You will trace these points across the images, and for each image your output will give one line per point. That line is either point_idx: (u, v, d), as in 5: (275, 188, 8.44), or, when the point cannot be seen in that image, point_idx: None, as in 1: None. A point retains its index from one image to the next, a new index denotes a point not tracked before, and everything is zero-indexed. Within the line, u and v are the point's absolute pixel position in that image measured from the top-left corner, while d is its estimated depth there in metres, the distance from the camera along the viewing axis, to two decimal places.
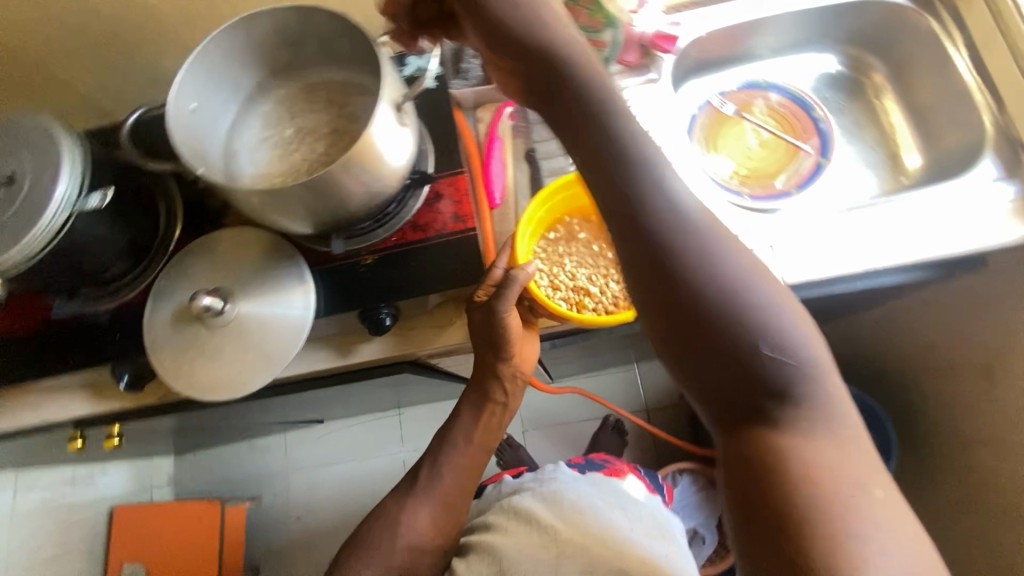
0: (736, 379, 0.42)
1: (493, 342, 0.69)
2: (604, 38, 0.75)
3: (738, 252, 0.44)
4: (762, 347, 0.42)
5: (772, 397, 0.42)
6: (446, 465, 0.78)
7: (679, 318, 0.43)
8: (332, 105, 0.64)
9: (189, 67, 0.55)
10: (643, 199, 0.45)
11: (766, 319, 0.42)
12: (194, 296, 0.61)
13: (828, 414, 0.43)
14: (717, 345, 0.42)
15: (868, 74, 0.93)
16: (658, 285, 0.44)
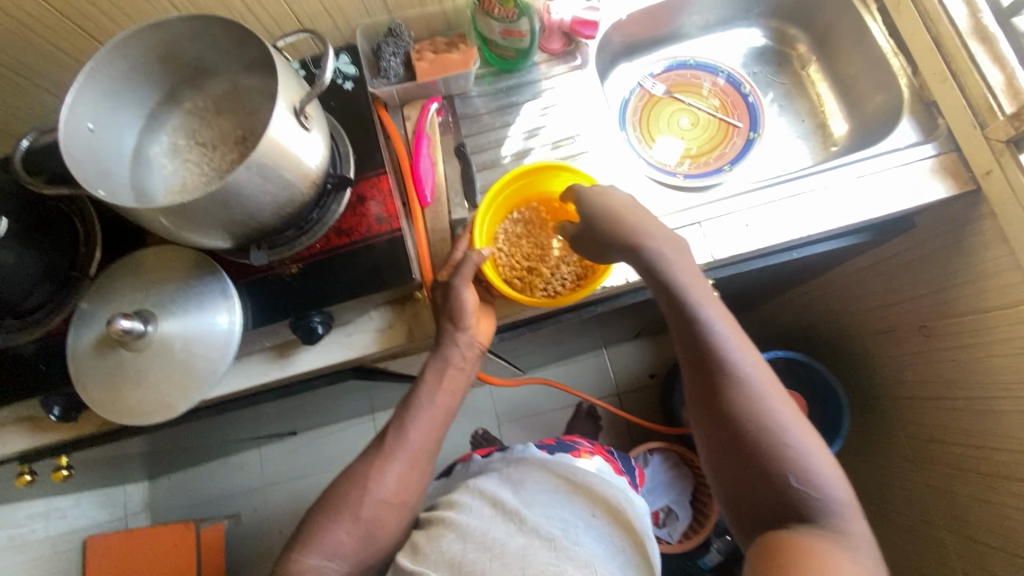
0: (773, 473, 0.55)
1: (458, 309, 0.67)
2: (521, 28, 0.75)
3: (783, 405, 0.58)
4: (789, 444, 0.56)
5: (795, 507, 0.54)
6: (412, 427, 0.69)
7: (721, 427, 0.58)
8: (241, 113, 0.63)
9: (81, 85, 0.54)
10: (714, 337, 0.60)
11: (795, 444, 0.56)
12: (111, 319, 0.58)
13: (838, 518, 0.53)
14: (758, 445, 0.56)
15: (793, 46, 0.95)
16: (722, 413, 0.58)
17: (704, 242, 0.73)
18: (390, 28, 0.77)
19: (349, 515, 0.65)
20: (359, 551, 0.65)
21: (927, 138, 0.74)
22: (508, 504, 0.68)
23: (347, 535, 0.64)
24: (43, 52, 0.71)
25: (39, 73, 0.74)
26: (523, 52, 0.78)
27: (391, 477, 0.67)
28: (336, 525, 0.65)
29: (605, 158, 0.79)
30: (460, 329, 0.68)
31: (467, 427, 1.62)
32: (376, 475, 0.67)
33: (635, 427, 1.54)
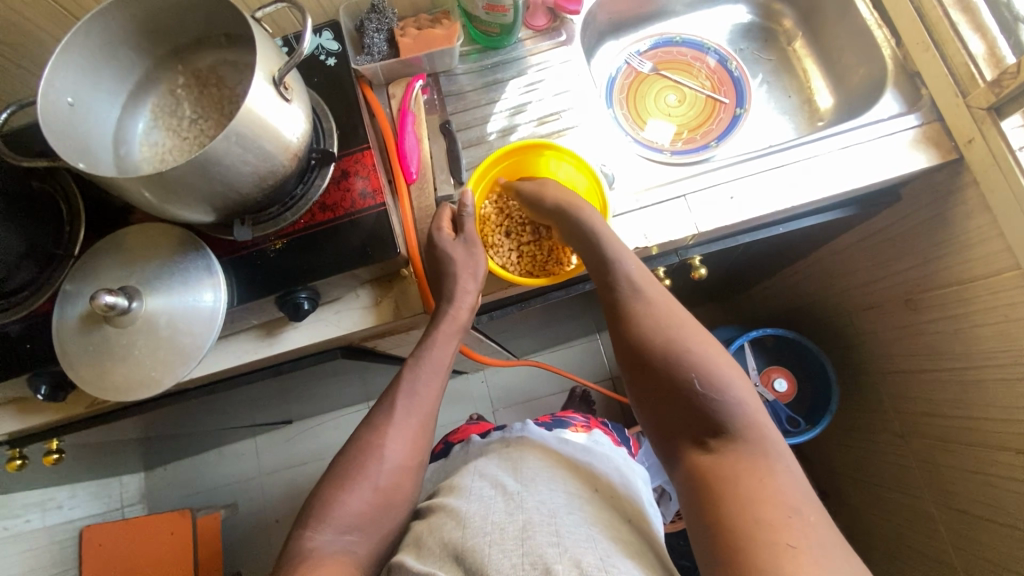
0: (686, 394, 0.55)
1: (472, 267, 0.68)
2: (504, 2, 0.74)
3: (687, 325, 0.59)
4: (696, 365, 0.56)
5: (705, 421, 0.54)
6: (421, 387, 0.68)
7: (636, 361, 0.59)
8: (222, 89, 0.62)
9: (62, 58, 0.53)
10: (617, 271, 0.62)
11: (701, 362, 0.56)
12: (94, 295, 0.57)
13: (749, 427, 0.53)
14: (669, 370, 0.56)
15: (779, 22, 0.95)
16: (629, 342, 0.60)
17: (689, 215, 0.73)
18: (373, 5, 0.77)
19: (368, 484, 0.63)
20: (375, 523, 0.63)
21: (911, 108, 0.74)
22: (508, 488, 0.68)
23: (363, 505, 0.62)
24: (24, 31, 0.71)
25: (21, 52, 0.73)
26: (508, 26, 0.78)
27: (402, 443, 0.65)
28: (350, 496, 0.62)
29: (592, 133, 0.79)
30: (472, 289, 0.68)
31: (461, 413, 1.63)
32: (387, 441, 0.64)
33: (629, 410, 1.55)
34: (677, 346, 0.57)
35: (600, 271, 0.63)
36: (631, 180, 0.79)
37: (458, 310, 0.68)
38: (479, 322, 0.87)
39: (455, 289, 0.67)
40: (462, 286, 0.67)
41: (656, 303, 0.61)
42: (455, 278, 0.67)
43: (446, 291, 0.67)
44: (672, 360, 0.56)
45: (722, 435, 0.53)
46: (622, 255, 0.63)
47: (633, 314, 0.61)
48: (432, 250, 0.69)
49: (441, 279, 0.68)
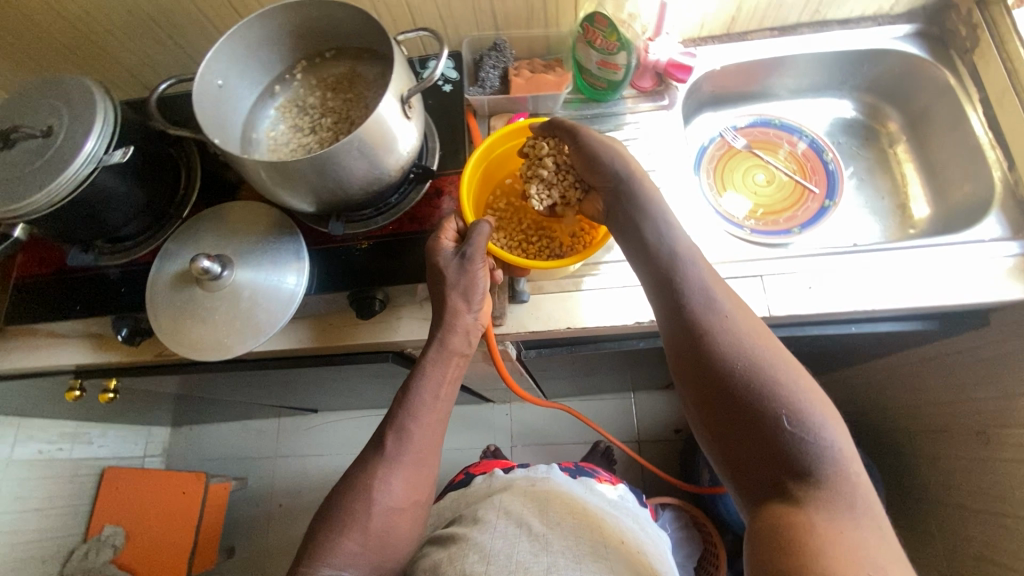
0: (771, 431, 0.51)
1: (466, 286, 0.64)
2: (617, 61, 0.77)
3: (770, 350, 0.54)
4: (784, 395, 0.51)
5: (791, 462, 0.50)
6: (414, 425, 0.63)
7: (709, 386, 0.54)
8: (348, 94, 0.67)
9: (220, 47, 0.60)
10: (692, 279, 0.59)
11: (791, 396, 0.51)
12: (194, 257, 0.63)
13: (839, 475, 0.50)
14: (751, 401, 0.52)
15: (884, 123, 0.94)
16: (698, 361, 0.55)
17: (763, 295, 0.73)
18: (495, 43, 0.81)
19: (358, 528, 0.60)
20: (369, 562, 0.60)
21: (1015, 235, 0.72)
22: (533, 526, 0.68)
23: (357, 548, 0.60)
24: (191, 18, 0.79)
25: (182, 36, 0.82)
26: (616, 84, 0.81)
27: (403, 482, 0.62)
28: (343, 540, 0.60)
29: (675, 198, 0.81)
30: (468, 310, 0.65)
31: (481, 441, 1.62)
32: (386, 478, 0.62)
33: (651, 479, 1.49)
34: (760, 372, 0.52)
35: (669, 280, 0.59)
36: (712, 249, 0.79)
37: (453, 335, 0.65)
38: (526, 355, 0.88)
39: (448, 311, 0.64)
40: (456, 308, 0.64)
41: (737, 321, 0.56)
42: (446, 298, 0.64)
43: (439, 314, 0.64)
44: (753, 389, 0.52)
45: (807, 475, 0.50)
46: (695, 268, 0.59)
47: (708, 332, 0.55)
48: (428, 268, 0.65)
49: (436, 297, 0.65)
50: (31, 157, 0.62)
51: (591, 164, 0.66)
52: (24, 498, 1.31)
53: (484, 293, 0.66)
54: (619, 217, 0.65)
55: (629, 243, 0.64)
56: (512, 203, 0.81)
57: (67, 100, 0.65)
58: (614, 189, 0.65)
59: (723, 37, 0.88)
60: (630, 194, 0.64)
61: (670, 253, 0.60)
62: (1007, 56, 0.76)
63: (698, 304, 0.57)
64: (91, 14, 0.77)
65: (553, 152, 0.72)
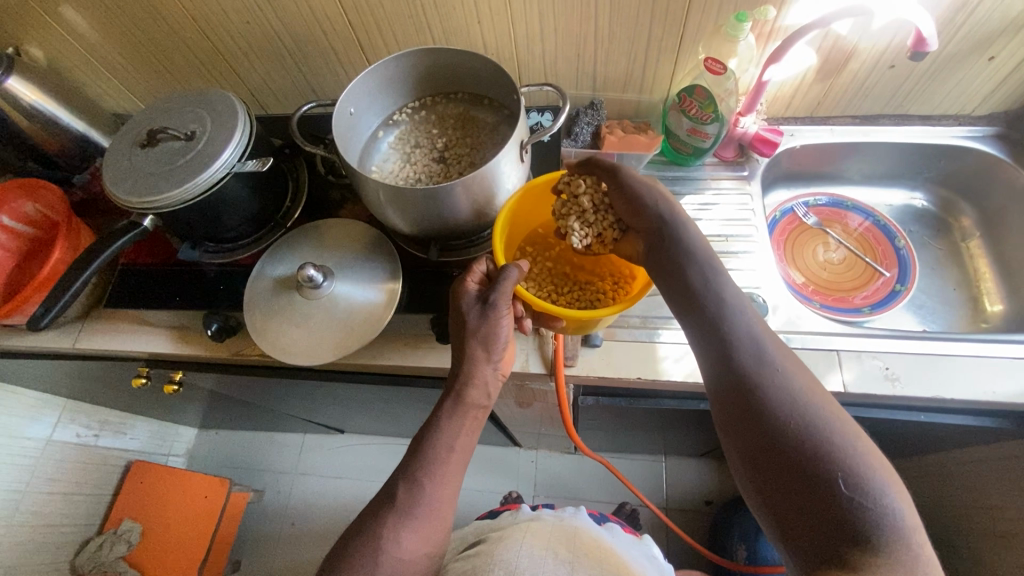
0: (825, 491, 0.49)
1: (487, 334, 0.62)
2: (708, 130, 0.81)
3: (824, 406, 0.53)
4: (838, 455, 0.50)
5: (848, 527, 0.48)
6: (428, 479, 0.61)
7: (757, 440, 0.53)
8: (463, 136, 0.72)
9: (360, 80, 0.66)
10: (740, 327, 0.57)
11: (847, 457, 0.50)
12: (302, 266, 0.67)
13: (902, 542, 0.47)
14: (805, 459, 0.50)
15: (958, 218, 0.96)
16: (748, 413, 0.54)
17: (838, 370, 0.73)
18: (593, 102, 0.87)
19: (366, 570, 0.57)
20: None
21: None
22: (560, 554, 0.77)
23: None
24: (320, 52, 0.87)
25: (308, 66, 0.90)
26: (701, 150, 0.85)
27: (416, 533, 0.59)
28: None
29: (754, 265, 0.83)
30: (488, 360, 0.63)
31: (504, 485, 1.59)
32: (398, 529, 0.59)
33: (677, 549, 1.43)
34: (814, 431, 0.51)
35: (716, 326, 0.58)
36: (786, 319, 0.80)
37: (472, 387, 0.63)
38: (583, 401, 0.88)
39: (468, 360, 0.63)
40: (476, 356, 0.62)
41: (792, 378, 0.54)
42: (466, 346, 0.62)
43: (460, 363, 0.63)
44: (807, 445, 0.51)
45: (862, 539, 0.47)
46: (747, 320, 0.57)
47: (760, 387, 0.54)
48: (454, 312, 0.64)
49: (458, 343, 0.64)
50: (173, 157, 0.68)
51: (633, 205, 0.64)
52: (54, 480, 1.33)
53: (507, 343, 0.64)
54: (661, 263, 0.62)
55: (672, 288, 0.61)
56: (544, 255, 0.79)
57: (210, 110, 0.71)
58: (657, 235, 0.63)
59: (806, 119, 0.93)
60: (675, 236, 0.62)
61: (720, 303, 0.58)
62: None
63: (752, 357, 0.55)
64: (234, 36, 0.85)
65: (591, 190, 0.69)
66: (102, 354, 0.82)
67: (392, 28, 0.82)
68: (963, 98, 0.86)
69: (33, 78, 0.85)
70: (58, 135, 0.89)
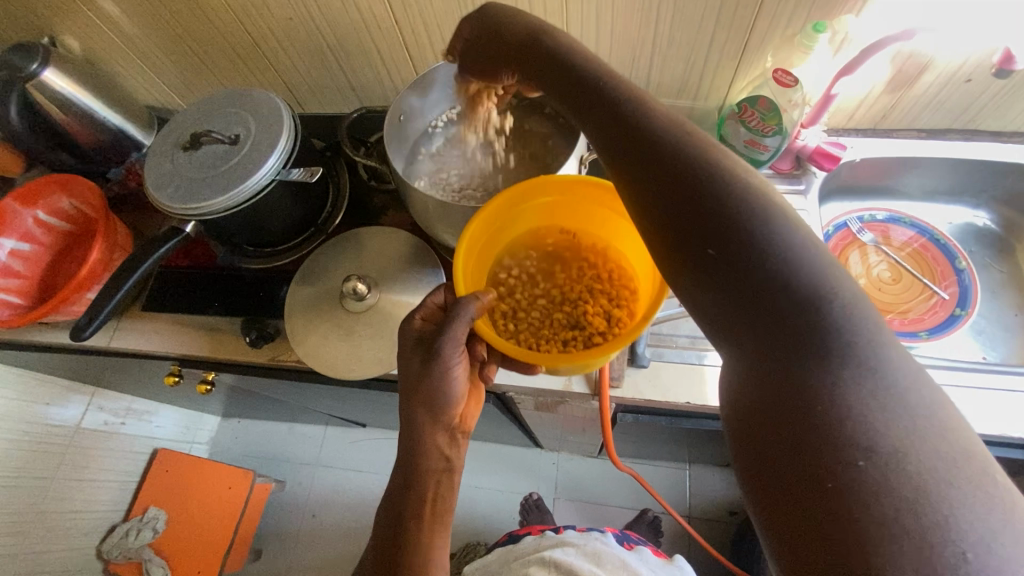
0: (756, 285, 0.36)
1: (432, 386, 0.58)
2: (767, 142, 0.77)
3: (745, 178, 0.40)
4: (838, 352, 0.35)
5: (800, 333, 0.35)
6: (400, 552, 0.58)
7: (684, 245, 0.40)
8: (523, 153, 0.72)
9: (412, 86, 0.65)
10: (639, 114, 0.45)
11: (777, 233, 0.37)
12: (348, 277, 0.65)
13: (860, 336, 0.35)
14: (727, 249, 0.37)
15: (1022, 240, 0.91)
16: (670, 218, 0.41)
17: None
18: None
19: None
20: None
21: None
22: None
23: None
24: (362, 49, 0.84)
25: (349, 65, 0.87)
26: (757, 162, 0.81)
27: None
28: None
29: None
30: (431, 409, 0.59)
31: (525, 486, 1.58)
32: None
33: (700, 558, 1.42)
34: (814, 341, 0.35)
35: (617, 126, 0.45)
36: None
37: (422, 453, 0.59)
38: (622, 419, 0.86)
39: (414, 418, 0.59)
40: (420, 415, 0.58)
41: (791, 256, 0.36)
42: (409, 405, 0.59)
43: (408, 418, 0.59)
44: (803, 364, 0.35)
45: (898, 508, 0.30)
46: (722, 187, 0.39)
47: (739, 288, 0.37)
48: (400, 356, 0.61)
49: (405, 392, 0.60)
50: (216, 162, 0.65)
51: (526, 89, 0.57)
52: (82, 467, 1.34)
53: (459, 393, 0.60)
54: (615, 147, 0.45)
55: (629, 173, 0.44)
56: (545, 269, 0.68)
57: (254, 113, 0.69)
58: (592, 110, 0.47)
59: (867, 131, 0.88)
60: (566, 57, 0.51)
61: (683, 176, 0.40)
62: None
63: (725, 241, 0.38)
64: (275, 33, 0.83)
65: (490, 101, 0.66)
66: (140, 354, 0.82)
67: (439, 29, 0.78)
68: None
69: (71, 70, 0.83)
70: (95, 129, 0.87)
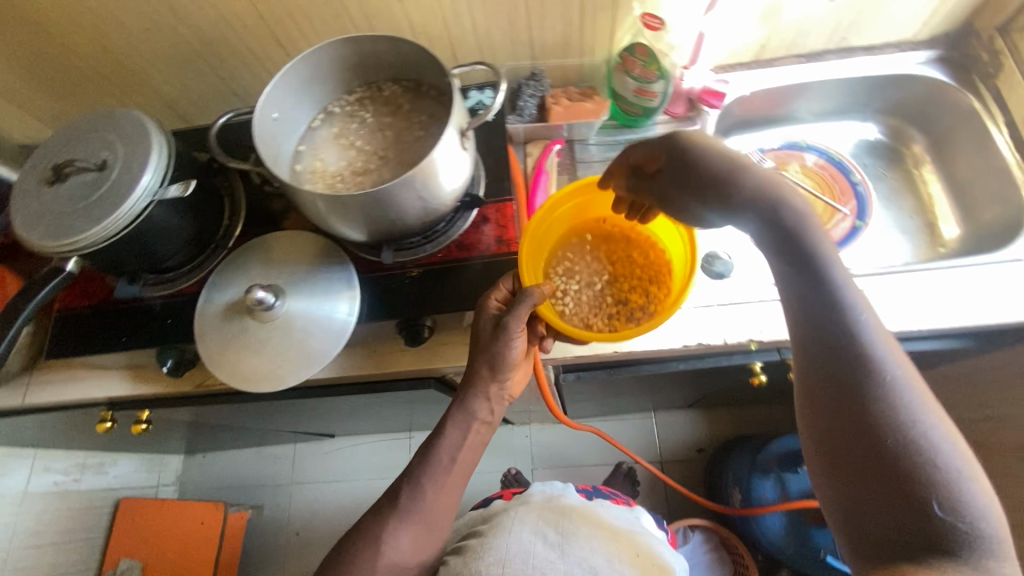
0: (908, 489, 0.46)
1: (496, 354, 0.64)
2: (655, 89, 0.80)
3: (925, 406, 0.48)
4: (956, 551, 0.44)
5: (931, 528, 0.45)
6: (428, 482, 0.67)
7: (848, 440, 0.49)
8: (400, 125, 0.68)
9: (279, 80, 0.62)
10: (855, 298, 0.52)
11: (935, 457, 0.46)
12: (250, 288, 0.63)
13: (980, 544, 0.45)
14: (887, 458, 0.47)
15: (908, 145, 0.96)
16: (851, 426, 0.49)
17: None
18: (535, 72, 0.84)
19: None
20: None
21: None
22: (551, 539, 0.83)
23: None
24: (233, 51, 0.80)
25: (226, 70, 0.83)
26: (651, 110, 0.82)
27: (410, 534, 0.65)
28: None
29: None
30: (493, 377, 0.66)
31: (502, 465, 1.60)
32: (394, 531, 0.65)
33: (676, 500, 1.47)
34: (942, 540, 0.45)
35: (834, 310, 0.51)
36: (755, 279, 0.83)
37: (476, 403, 0.66)
38: (564, 379, 0.86)
39: (474, 375, 0.65)
40: (480, 375, 0.65)
41: (967, 499, 0.45)
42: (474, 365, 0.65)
43: (468, 377, 0.66)
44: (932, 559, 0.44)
45: None
46: (913, 405, 0.48)
47: (897, 483, 0.46)
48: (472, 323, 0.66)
49: (471, 356, 0.66)
50: (86, 191, 0.62)
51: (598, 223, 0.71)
52: (38, 533, 1.28)
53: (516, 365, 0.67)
54: (807, 337, 0.52)
55: (810, 368, 0.52)
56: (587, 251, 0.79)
57: (120, 134, 0.65)
58: (831, 307, 0.51)
59: (751, 64, 0.91)
60: (700, 166, 0.59)
61: (874, 382, 0.49)
62: None
63: (903, 460, 0.47)
64: (137, 46, 0.78)
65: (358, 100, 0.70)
66: (58, 407, 0.78)
67: (308, 17, 0.76)
68: (902, 27, 0.85)
69: None
70: None
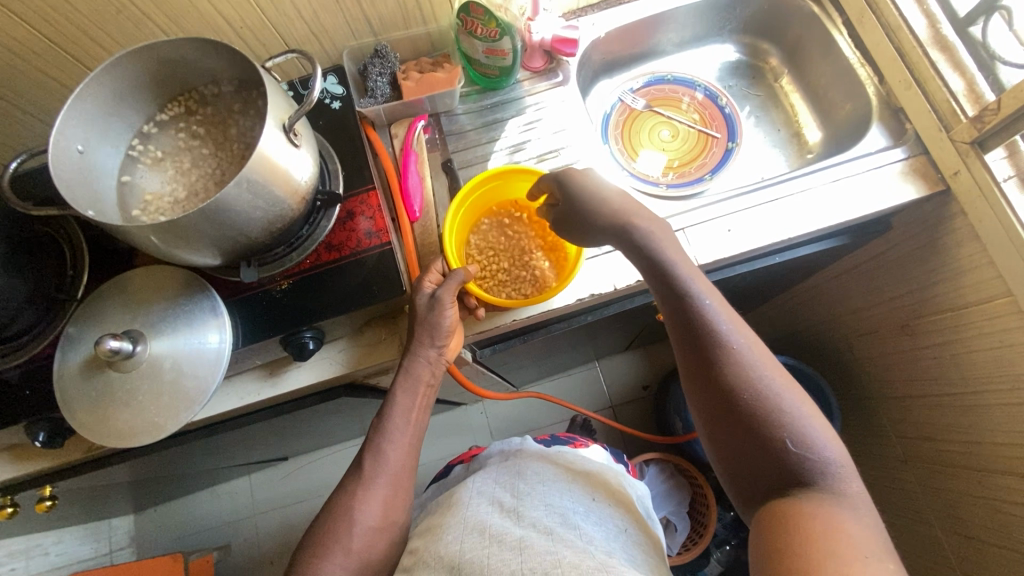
0: (760, 434, 0.53)
1: (433, 325, 0.66)
2: (503, 46, 0.76)
3: (762, 362, 0.56)
4: (813, 481, 0.51)
5: (787, 464, 0.52)
6: (389, 446, 0.69)
7: (711, 404, 0.57)
8: (231, 132, 0.63)
9: (70, 108, 0.55)
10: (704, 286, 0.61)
11: (775, 403, 0.54)
12: (100, 340, 0.57)
13: (830, 470, 0.52)
14: (737, 412, 0.55)
15: (766, 59, 0.99)
16: (709, 392, 0.57)
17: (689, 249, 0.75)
18: (376, 50, 0.80)
19: (339, 549, 0.64)
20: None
21: (897, 142, 0.77)
22: (507, 503, 0.68)
23: (340, 568, 0.63)
24: (33, 80, 0.72)
25: (34, 103, 0.75)
26: (507, 69, 0.80)
27: (378, 502, 0.66)
28: (326, 564, 0.62)
29: (588, 154, 0.82)
30: (432, 345, 0.68)
31: (462, 446, 1.61)
32: (364, 500, 0.66)
33: (631, 439, 1.53)
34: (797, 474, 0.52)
35: (678, 293, 0.60)
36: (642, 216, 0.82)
37: (419, 367, 0.69)
38: (481, 354, 0.86)
39: (415, 341, 0.68)
40: (421, 341, 0.67)
41: (812, 437, 0.52)
42: (416, 335, 0.67)
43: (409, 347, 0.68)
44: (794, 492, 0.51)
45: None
46: (752, 364, 0.56)
47: (752, 432, 0.54)
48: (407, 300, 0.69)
49: (410, 328, 0.69)
50: None
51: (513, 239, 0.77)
52: None
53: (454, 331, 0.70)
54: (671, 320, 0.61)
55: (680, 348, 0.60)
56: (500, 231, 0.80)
57: None
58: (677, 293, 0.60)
59: (602, 5, 0.90)
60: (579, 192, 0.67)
61: (718, 350, 0.57)
62: (881, 14, 0.79)
63: (750, 412, 0.54)
64: None
65: (186, 110, 0.65)
66: None
67: (104, 29, 0.69)
68: None
69: None
70: None
